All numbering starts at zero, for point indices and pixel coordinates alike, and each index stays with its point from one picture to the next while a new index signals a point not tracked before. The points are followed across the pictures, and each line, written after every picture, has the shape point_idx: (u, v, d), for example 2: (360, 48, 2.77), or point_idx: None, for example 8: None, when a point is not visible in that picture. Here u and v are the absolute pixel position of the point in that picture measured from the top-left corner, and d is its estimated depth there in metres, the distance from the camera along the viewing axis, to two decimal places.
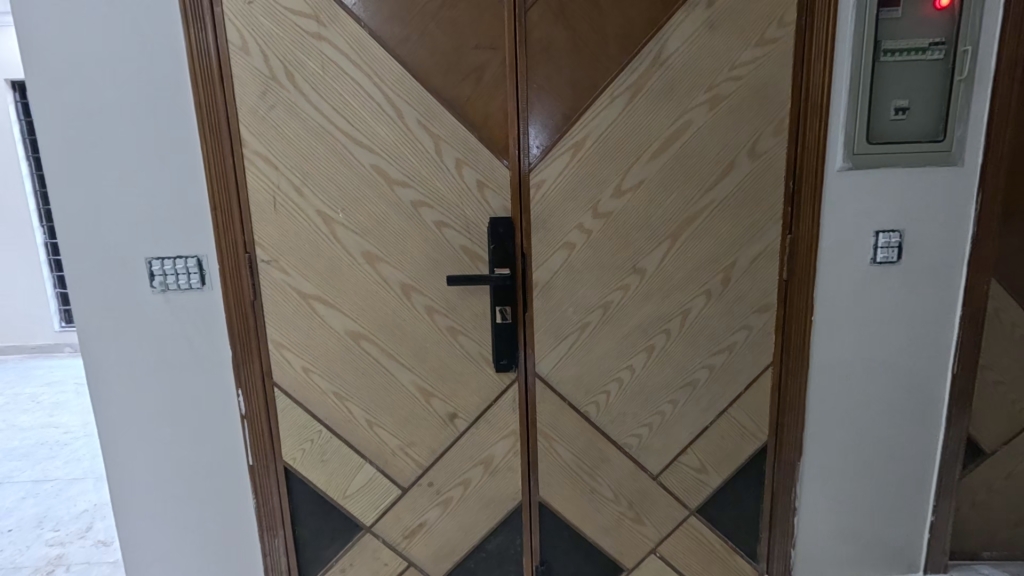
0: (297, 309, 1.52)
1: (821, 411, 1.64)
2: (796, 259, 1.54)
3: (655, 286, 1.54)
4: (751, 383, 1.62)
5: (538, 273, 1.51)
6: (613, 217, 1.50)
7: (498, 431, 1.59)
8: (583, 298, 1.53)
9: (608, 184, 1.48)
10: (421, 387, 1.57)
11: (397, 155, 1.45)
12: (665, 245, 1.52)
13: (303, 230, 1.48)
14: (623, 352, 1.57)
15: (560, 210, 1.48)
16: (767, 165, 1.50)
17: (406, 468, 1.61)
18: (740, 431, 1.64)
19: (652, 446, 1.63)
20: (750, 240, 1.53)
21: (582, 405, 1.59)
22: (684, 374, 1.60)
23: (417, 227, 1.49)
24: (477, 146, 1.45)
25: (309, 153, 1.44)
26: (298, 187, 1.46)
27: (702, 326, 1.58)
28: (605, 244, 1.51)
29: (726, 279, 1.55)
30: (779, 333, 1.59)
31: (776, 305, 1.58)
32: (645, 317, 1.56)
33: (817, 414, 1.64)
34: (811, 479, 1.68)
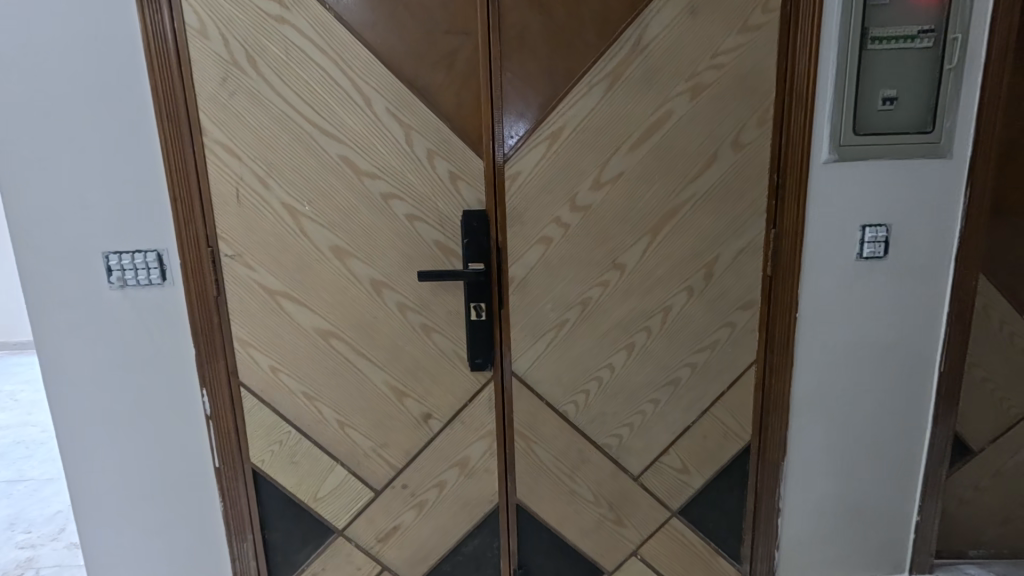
0: (263, 306, 1.46)
1: (806, 409, 1.60)
2: (781, 253, 1.50)
3: (636, 282, 1.49)
4: (735, 382, 1.58)
5: (513, 269, 1.46)
6: (592, 210, 1.44)
7: (474, 432, 1.54)
8: (560, 295, 1.48)
9: (586, 176, 1.43)
10: (394, 387, 1.52)
11: (367, 145, 1.39)
12: (645, 240, 1.47)
13: (268, 224, 1.42)
14: (603, 349, 1.52)
15: (537, 203, 1.43)
16: (751, 156, 1.44)
17: (378, 470, 1.56)
18: (723, 430, 1.60)
19: (633, 446, 1.59)
20: (734, 234, 1.48)
21: (561, 405, 1.54)
22: (665, 373, 1.55)
23: (389, 220, 1.43)
24: (450, 136, 1.39)
25: (273, 143, 1.38)
26: (263, 179, 1.39)
27: (685, 323, 1.53)
28: (583, 239, 1.46)
29: (708, 274, 1.50)
30: (763, 329, 1.54)
31: (760, 301, 1.53)
32: (625, 314, 1.51)
33: (802, 413, 1.60)
34: (796, 479, 1.65)
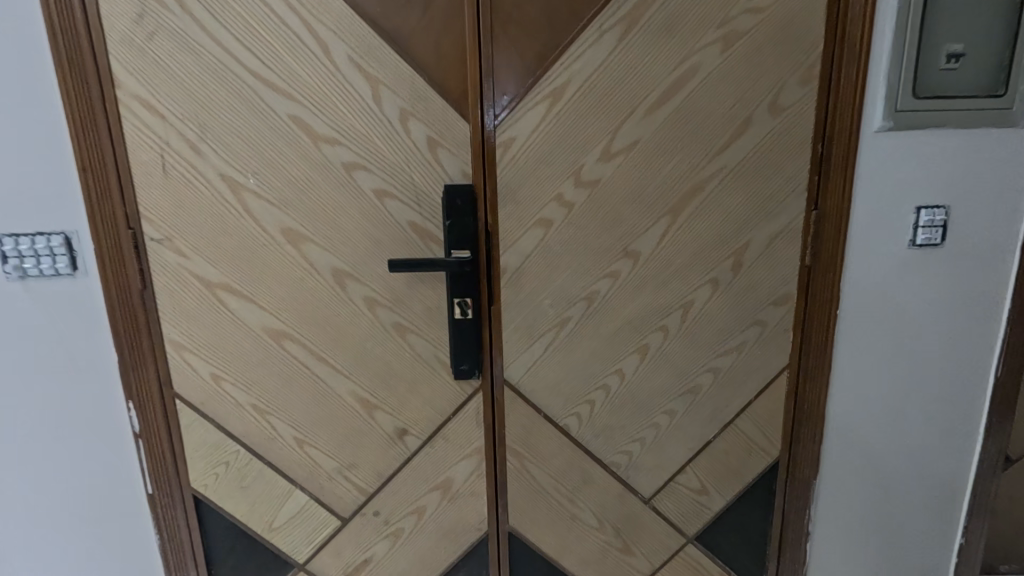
0: (200, 302, 1.20)
1: (843, 422, 1.39)
2: (821, 239, 1.26)
3: (651, 273, 1.25)
4: (763, 389, 1.35)
5: (505, 257, 1.21)
6: (600, 187, 1.19)
7: (458, 450, 1.30)
8: (561, 289, 1.24)
9: (593, 145, 1.17)
10: (362, 398, 1.27)
11: (324, 103, 1.12)
12: (664, 223, 1.22)
13: (203, 201, 1.15)
14: (611, 353, 1.28)
15: (534, 177, 1.18)
16: (791, 123, 1.20)
17: (345, 496, 1.32)
18: (747, 446, 1.38)
19: (644, 464, 1.36)
20: (768, 215, 1.24)
21: (561, 417, 1.31)
22: (683, 380, 1.32)
23: (354, 198, 1.17)
24: (428, 93, 1.13)
25: (207, 99, 1.10)
26: (195, 145, 1.12)
27: (708, 322, 1.29)
28: (589, 221, 1.21)
29: (736, 264, 1.26)
30: (797, 329, 1.32)
31: (795, 295, 1.30)
32: (638, 311, 1.27)
33: (837, 425, 1.39)
34: (827, 499, 1.44)
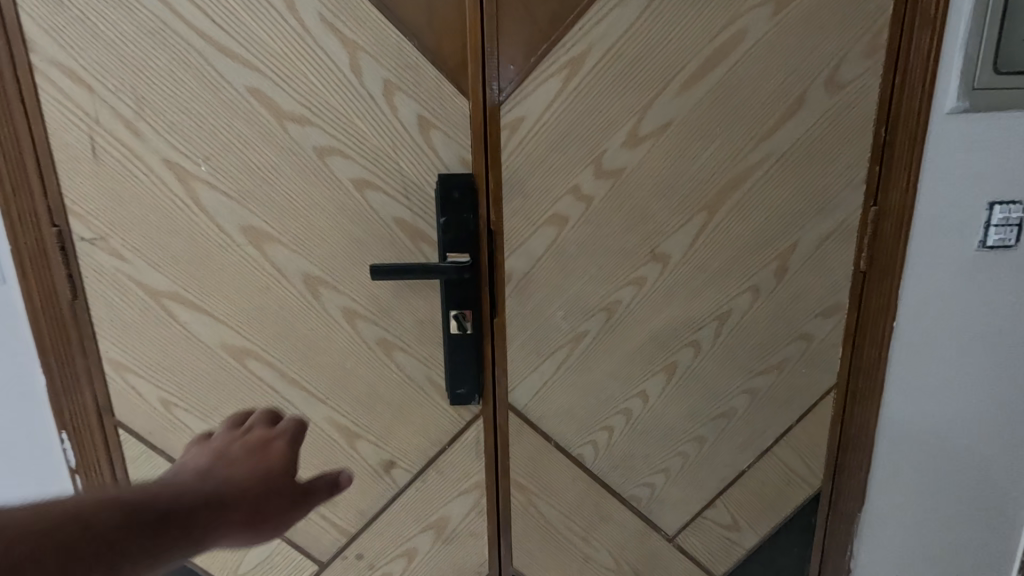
0: (145, 313, 1.00)
1: (893, 449, 1.20)
2: (880, 241, 1.08)
3: (682, 280, 1.06)
4: (806, 413, 1.17)
5: (510, 261, 1.02)
6: (624, 178, 1.00)
7: (454, 485, 1.12)
8: (576, 298, 1.05)
9: (618, 126, 0.98)
10: (340, 426, 1.08)
11: (291, 73, 0.92)
12: (698, 221, 1.04)
13: (144, 192, 0.95)
14: (633, 373, 1.10)
15: (546, 166, 0.98)
16: (851, 102, 1.01)
17: (322, 538, 1.14)
18: (786, 476, 1.20)
19: (669, 499, 1.18)
20: (819, 212, 1.06)
21: (575, 447, 1.13)
22: (716, 402, 1.14)
23: (330, 190, 0.97)
24: (418, 61, 0.93)
25: (144, 66, 0.89)
26: (131, 123, 0.92)
27: (746, 336, 1.11)
28: (611, 218, 1.02)
29: (781, 268, 1.08)
30: (847, 343, 1.14)
31: (847, 305, 1.12)
32: (666, 324, 1.08)
33: (886, 454, 1.21)
34: (874, 539, 1.26)
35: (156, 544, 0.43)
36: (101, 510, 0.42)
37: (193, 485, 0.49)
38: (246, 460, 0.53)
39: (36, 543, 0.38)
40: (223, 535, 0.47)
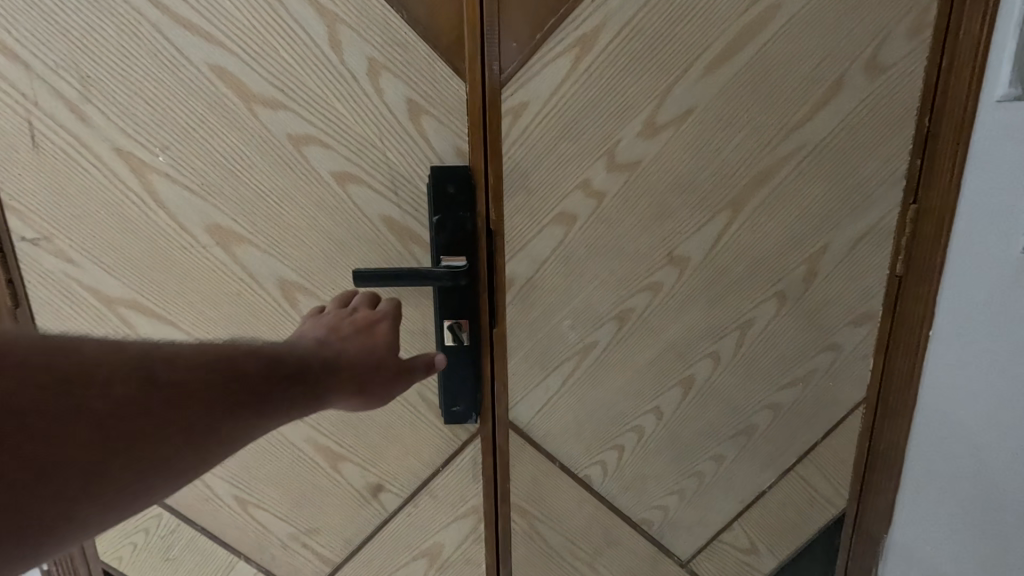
0: (100, 324, 0.89)
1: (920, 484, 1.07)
2: (920, 243, 0.97)
3: (701, 285, 0.96)
4: (831, 429, 1.08)
5: (512, 264, 0.91)
6: (640, 172, 0.89)
7: (449, 510, 1.02)
8: (584, 305, 0.94)
9: (634, 114, 0.87)
10: (322, 447, 0.98)
11: (260, 49, 0.80)
12: (721, 220, 0.93)
13: (93, 186, 0.83)
14: (646, 387, 1.00)
15: (552, 159, 0.87)
16: (892, 88, 0.91)
17: (304, 567, 1.04)
18: (808, 497, 1.11)
19: (683, 522, 1.09)
20: (853, 210, 0.95)
21: (581, 468, 1.03)
22: (735, 418, 1.05)
23: (307, 184, 0.86)
24: (406, 37, 0.81)
25: (87, 40, 0.77)
26: (75, 106, 0.80)
27: (769, 347, 1.01)
28: (625, 217, 0.91)
29: (810, 273, 0.98)
30: (878, 355, 1.04)
31: (880, 313, 1.02)
32: (682, 334, 0.98)
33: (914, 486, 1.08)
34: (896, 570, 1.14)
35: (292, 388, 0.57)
36: (252, 359, 0.55)
37: (313, 354, 0.64)
38: (360, 337, 0.71)
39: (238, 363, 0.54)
40: (335, 396, 0.63)
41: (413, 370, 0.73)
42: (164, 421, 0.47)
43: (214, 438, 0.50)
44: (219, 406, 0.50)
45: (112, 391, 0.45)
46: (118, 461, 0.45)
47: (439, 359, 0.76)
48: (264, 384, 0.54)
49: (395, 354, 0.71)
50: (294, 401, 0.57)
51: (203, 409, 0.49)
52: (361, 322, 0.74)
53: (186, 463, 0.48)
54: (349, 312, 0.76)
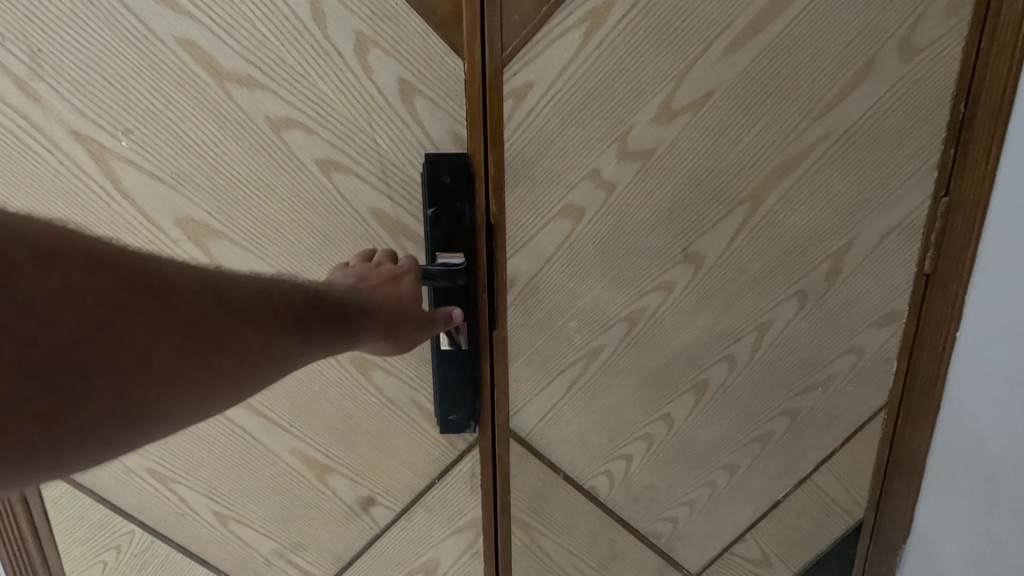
0: None
1: (941, 501, 1.00)
2: (949, 239, 0.90)
3: (717, 285, 0.89)
4: (851, 437, 1.02)
5: (514, 262, 0.85)
6: (653, 162, 0.82)
7: (445, 524, 0.96)
8: (591, 306, 0.88)
9: (648, 97, 0.79)
10: (308, 459, 0.91)
11: (234, 20, 0.71)
12: (740, 214, 0.86)
13: (51, 175, 0.75)
14: (656, 392, 0.94)
15: (557, 147, 0.80)
16: (928, 70, 0.83)
17: None
18: (825, 508, 1.05)
19: (693, 534, 1.04)
20: (880, 204, 0.89)
21: (587, 479, 0.97)
22: (750, 425, 0.98)
23: (288, 173, 0.78)
24: (397, 9, 0.73)
25: (35, 9, 0.68)
26: (26, 86, 0.71)
27: (788, 350, 0.95)
28: (636, 212, 0.84)
29: (832, 270, 0.91)
30: (902, 358, 0.98)
31: (905, 314, 0.95)
32: (696, 336, 0.92)
33: (933, 502, 1.01)
34: None
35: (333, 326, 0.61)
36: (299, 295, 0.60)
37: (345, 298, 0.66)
38: (388, 287, 0.72)
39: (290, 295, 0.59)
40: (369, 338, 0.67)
41: (435, 322, 0.77)
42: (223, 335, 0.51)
43: (269, 352, 0.55)
44: (269, 325, 0.55)
45: (180, 301, 0.49)
46: (186, 366, 0.49)
47: (456, 313, 0.81)
48: (307, 312, 0.59)
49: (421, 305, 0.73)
50: (332, 340, 0.61)
51: (257, 328, 0.54)
52: (387, 276, 0.74)
53: (235, 378, 0.52)
54: (374, 266, 0.74)
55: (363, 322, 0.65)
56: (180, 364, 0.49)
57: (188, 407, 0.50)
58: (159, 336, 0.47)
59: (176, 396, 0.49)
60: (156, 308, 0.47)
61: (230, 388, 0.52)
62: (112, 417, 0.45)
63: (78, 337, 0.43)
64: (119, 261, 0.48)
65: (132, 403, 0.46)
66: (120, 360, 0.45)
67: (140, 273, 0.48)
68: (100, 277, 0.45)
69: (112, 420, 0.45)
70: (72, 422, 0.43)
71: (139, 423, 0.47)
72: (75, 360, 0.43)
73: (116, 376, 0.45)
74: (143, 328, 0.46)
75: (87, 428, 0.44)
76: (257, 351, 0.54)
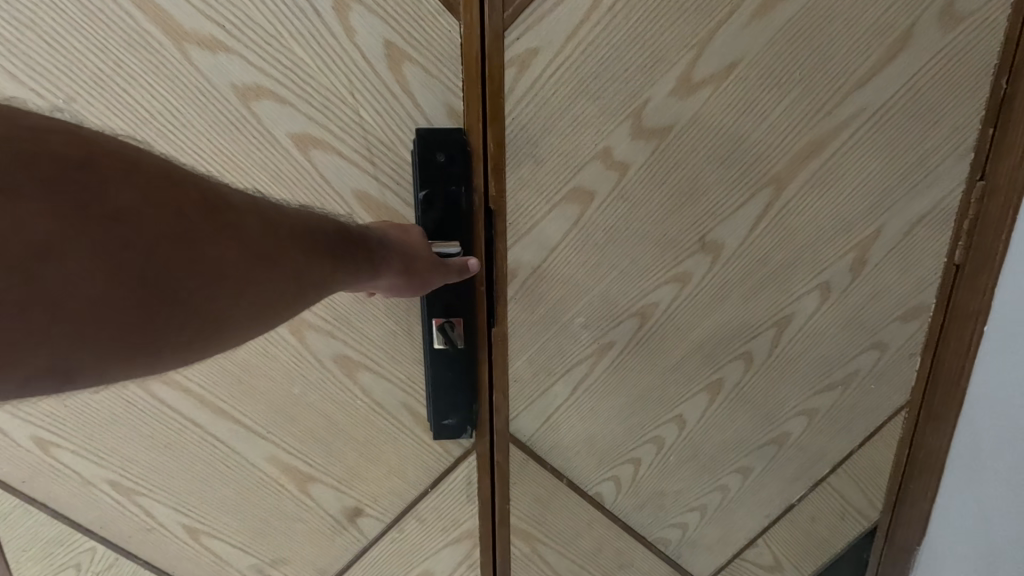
0: None
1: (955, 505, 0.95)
2: (983, 227, 0.81)
3: (735, 277, 0.82)
4: (868, 438, 0.95)
5: (515, 252, 0.77)
6: (669, 141, 0.74)
7: (441, 534, 0.91)
8: (599, 301, 0.81)
9: (666, 67, 0.71)
10: (289, 468, 0.84)
11: None
12: (763, 199, 0.79)
13: None
14: (667, 393, 0.87)
15: (563, 123, 0.72)
16: (976, 34, 0.73)
17: None
18: (840, 512, 1.00)
19: (701, 540, 0.99)
20: (914, 189, 0.80)
21: (591, 485, 0.92)
22: (766, 426, 0.92)
23: (259, 149, 0.69)
24: None
25: None
26: None
27: (808, 348, 0.88)
28: (650, 197, 0.76)
29: (859, 260, 0.83)
30: (926, 356, 0.90)
31: (931, 308, 0.87)
32: (711, 333, 0.85)
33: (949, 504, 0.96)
34: None
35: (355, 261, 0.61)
36: (327, 226, 0.60)
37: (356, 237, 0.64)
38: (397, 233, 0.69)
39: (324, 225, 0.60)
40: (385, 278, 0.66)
41: (448, 273, 0.71)
42: (279, 257, 0.54)
43: (308, 276, 0.56)
44: (313, 253, 0.57)
45: (243, 225, 0.51)
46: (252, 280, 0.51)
47: (473, 265, 0.73)
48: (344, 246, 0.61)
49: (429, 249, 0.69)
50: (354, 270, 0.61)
51: (304, 253, 0.56)
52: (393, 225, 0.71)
53: (293, 298, 0.55)
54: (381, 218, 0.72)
55: (381, 266, 0.64)
56: (248, 278, 0.51)
57: (256, 319, 0.53)
58: (231, 249, 0.50)
59: (249, 306, 0.51)
60: (226, 225, 0.50)
61: (290, 306, 0.56)
62: (195, 322, 0.48)
63: (161, 246, 0.45)
64: (170, 184, 0.47)
65: (212, 309, 0.49)
66: (198, 271, 0.47)
67: (208, 196, 0.50)
68: (179, 196, 0.47)
69: (196, 324, 0.48)
70: (166, 324, 0.46)
71: (220, 328, 0.50)
72: (160, 266, 0.45)
73: (196, 284, 0.47)
74: (216, 242, 0.49)
75: (177, 330, 0.47)
76: (312, 274, 0.57)
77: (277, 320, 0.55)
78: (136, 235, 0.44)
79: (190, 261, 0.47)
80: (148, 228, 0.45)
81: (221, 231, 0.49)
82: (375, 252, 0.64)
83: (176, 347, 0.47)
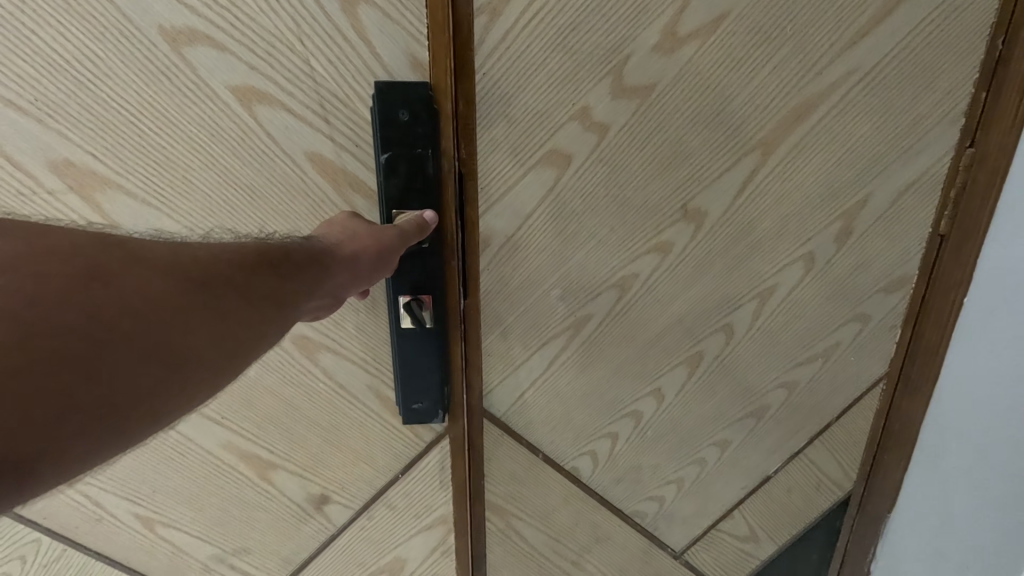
0: None
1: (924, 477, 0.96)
2: (972, 196, 0.78)
3: (719, 247, 0.79)
4: (847, 410, 0.94)
5: (487, 219, 0.72)
6: (651, 100, 0.69)
7: (413, 515, 0.89)
8: (578, 271, 0.76)
9: (650, 18, 0.65)
10: (247, 455, 0.80)
11: None
12: (749, 165, 0.75)
13: None
14: (646, 367, 0.85)
15: (538, 78, 0.66)
16: None
17: None
18: (815, 483, 1.00)
19: (678, 513, 0.99)
20: (904, 155, 0.77)
21: (568, 460, 0.90)
22: (745, 400, 0.91)
23: (194, 103, 0.63)
24: None
25: None
26: None
27: (790, 320, 0.86)
28: (632, 161, 0.72)
29: (845, 230, 0.80)
30: (907, 327, 0.88)
31: (914, 279, 0.85)
32: (692, 305, 0.82)
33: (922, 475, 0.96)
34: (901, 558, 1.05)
35: (307, 267, 0.54)
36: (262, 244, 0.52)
37: (302, 244, 0.56)
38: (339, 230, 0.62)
39: (260, 245, 0.52)
40: (349, 279, 0.58)
41: (405, 236, 0.64)
42: (224, 276, 0.46)
43: (260, 288, 0.49)
44: (255, 268, 0.49)
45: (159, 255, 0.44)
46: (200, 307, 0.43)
47: (428, 217, 0.68)
48: (279, 248, 0.53)
49: (378, 233, 0.62)
50: (311, 277, 0.54)
51: (247, 270, 0.48)
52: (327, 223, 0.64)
53: (259, 314, 0.48)
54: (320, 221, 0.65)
55: (333, 262, 0.57)
56: (194, 301, 0.43)
57: (229, 344, 0.45)
58: (161, 276, 0.42)
59: (211, 332, 0.44)
60: (139, 255, 0.42)
61: (256, 327, 0.48)
62: (162, 365, 0.40)
63: (82, 298, 0.38)
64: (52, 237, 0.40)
65: (174, 343, 0.41)
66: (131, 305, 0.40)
67: (111, 240, 0.42)
68: (80, 246, 0.40)
69: (162, 368, 0.40)
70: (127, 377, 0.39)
71: (190, 366, 0.42)
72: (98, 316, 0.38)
73: (135, 323, 0.40)
74: (140, 274, 0.41)
75: (142, 383, 0.39)
76: (268, 286, 0.49)
77: (254, 345, 0.48)
78: (44, 287, 0.36)
79: (115, 298, 0.39)
80: (58, 279, 0.37)
81: (139, 262, 0.42)
82: (312, 249, 0.56)
83: (148, 401, 0.40)
